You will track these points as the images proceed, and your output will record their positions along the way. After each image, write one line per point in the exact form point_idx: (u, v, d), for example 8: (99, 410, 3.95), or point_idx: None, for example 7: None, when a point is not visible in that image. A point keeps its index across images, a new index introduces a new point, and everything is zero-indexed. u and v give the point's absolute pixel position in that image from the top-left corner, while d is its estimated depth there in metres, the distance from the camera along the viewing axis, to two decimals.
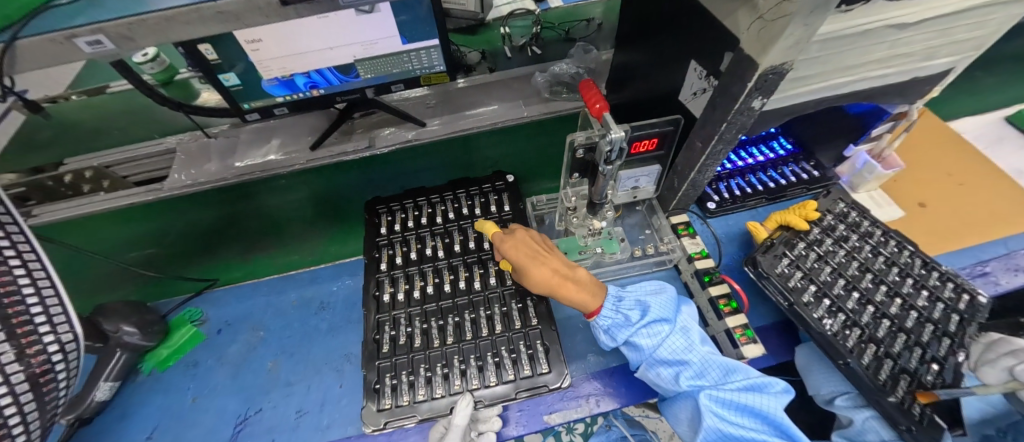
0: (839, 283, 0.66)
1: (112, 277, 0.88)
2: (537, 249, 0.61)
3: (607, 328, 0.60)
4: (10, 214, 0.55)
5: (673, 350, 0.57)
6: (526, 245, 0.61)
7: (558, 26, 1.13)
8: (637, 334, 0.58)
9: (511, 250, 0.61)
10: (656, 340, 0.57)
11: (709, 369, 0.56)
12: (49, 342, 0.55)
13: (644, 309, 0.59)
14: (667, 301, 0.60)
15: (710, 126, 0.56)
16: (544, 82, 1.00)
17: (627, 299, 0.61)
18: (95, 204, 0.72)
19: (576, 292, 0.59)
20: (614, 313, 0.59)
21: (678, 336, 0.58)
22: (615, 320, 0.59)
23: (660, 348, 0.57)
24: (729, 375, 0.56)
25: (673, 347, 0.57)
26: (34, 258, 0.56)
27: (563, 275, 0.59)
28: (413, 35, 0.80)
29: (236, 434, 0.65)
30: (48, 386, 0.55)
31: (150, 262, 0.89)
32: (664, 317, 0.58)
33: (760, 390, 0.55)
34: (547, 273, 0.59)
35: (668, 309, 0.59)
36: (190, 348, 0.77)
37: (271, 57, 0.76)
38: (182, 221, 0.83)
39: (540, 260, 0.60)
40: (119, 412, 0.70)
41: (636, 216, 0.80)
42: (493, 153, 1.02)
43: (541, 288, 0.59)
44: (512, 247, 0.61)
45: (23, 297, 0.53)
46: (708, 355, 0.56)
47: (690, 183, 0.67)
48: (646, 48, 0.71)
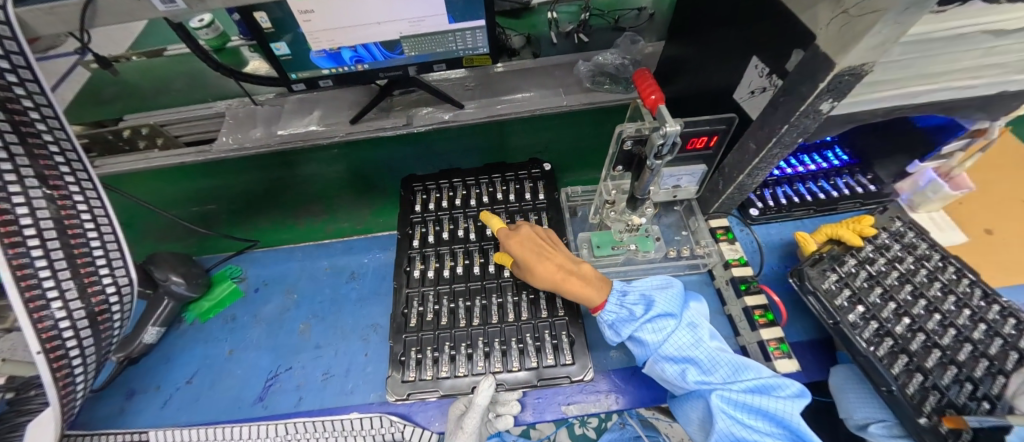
0: (890, 307, 0.62)
1: (173, 230, 0.93)
2: (542, 244, 0.63)
3: (612, 323, 0.58)
4: (82, 161, 0.58)
5: (679, 346, 0.55)
6: (531, 241, 0.63)
7: (608, 14, 1.09)
8: (642, 329, 0.56)
9: (515, 246, 0.62)
10: (661, 335, 0.55)
11: (717, 367, 0.54)
12: (107, 284, 0.59)
13: (649, 304, 0.58)
14: (673, 296, 0.58)
15: (768, 128, 0.53)
16: (587, 72, 0.98)
17: (632, 293, 0.59)
18: (149, 159, 0.78)
19: (580, 286, 0.59)
20: (618, 308, 0.58)
21: (685, 332, 0.55)
22: (619, 315, 0.58)
23: (666, 343, 0.55)
24: (739, 373, 0.53)
25: (680, 343, 0.55)
26: (100, 205, 0.59)
27: (567, 270, 0.60)
28: (460, 15, 0.80)
29: (266, 389, 0.69)
30: (103, 324, 0.60)
31: (205, 218, 0.93)
32: (670, 312, 0.56)
33: (773, 392, 0.52)
34: (550, 269, 0.60)
35: (673, 304, 0.57)
36: (229, 303, 0.80)
37: (321, 29, 0.77)
38: (239, 183, 0.87)
39: (545, 255, 0.61)
40: (163, 355, 0.75)
41: (673, 216, 0.78)
42: (530, 140, 1.01)
43: (545, 283, 0.60)
44: (516, 243, 0.62)
45: (87, 240, 0.57)
46: (717, 351, 0.54)
47: (736, 187, 0.64)
48: (702, 42, 0.68)
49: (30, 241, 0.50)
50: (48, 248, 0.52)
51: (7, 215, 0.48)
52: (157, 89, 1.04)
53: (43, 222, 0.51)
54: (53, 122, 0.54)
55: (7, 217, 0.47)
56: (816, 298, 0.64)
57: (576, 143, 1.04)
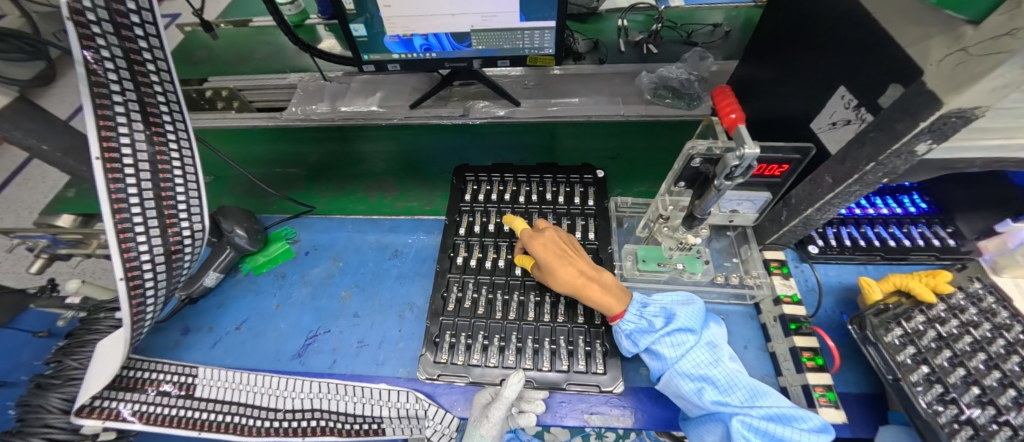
0: (959, 374, 0.56)
1: (250, 188, 0.99)
2: (564, 249, 0.63)
3: (629, 333, 0.58)
4: (182, 114, 0.64)
5: (696, 364, 0.54)
6: (555, 245, 0.63)
7: (681, 27, 1.17)
8: (661, 341, 0.56)
9: (538, 248, 0.63)
10: (680, 350, 0.55)
11: (736, 390, 0.52)
12: (184, 227, 0.65)
13: (670, 318, 0.58)
14: (694, 312, 0.58)
15: (851, 162, 0.50)
16: (649, 83, 0.99)
17: (653, 305, 0.60)
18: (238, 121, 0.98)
19: (600, 295, 0.59)
20: (638, 319, 0.58)
21: (703, 350, 0.56)
22: (638, 325, 0.58)
23: (684, 358, 0.55)
24: (757, 398, 0.52)
25: (698, 360, 0.55)
26: (190, 156, 0.65)
27: (588, 276, 0.60)
28: (532, 14, 0.82)
29: (306, 348, 0.73)
30: (176, 263, 0.65)
31: (285, 181, 1.00)
32: (690, 327, 0.57)
33: (794, 424, 0.50)
34: (572, 275, 0.60)
35: (694, 319, 0.57)
36: (281, 261, 0.85)
37: (399, 15, 0.82)
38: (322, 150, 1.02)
39: (567, 260, 0.62)
40: (217, 300, 0.81)
41: (724, 241, 0.75)
42: (583, 145, 1.01)
43: (565, 288, 0.61)
44: (540, 244, 0.63)
45: (174, 187, 0.63)
46: (736, 374, 0.53)
47: (802, 220, 0.61)
48: (777, 66, 0.66)
49: (128, 179, 0.55)
50: (143, 188, 0.57)
51: (114, 152, 0.53)
52: (241, 57, 1.15)
53: (141, 164, 0.56)
54: (165, 75, 0.60)
55: (113, 154, 0.53)
56: (877, 350, 0.61)
57: (644, 155, 0.98)
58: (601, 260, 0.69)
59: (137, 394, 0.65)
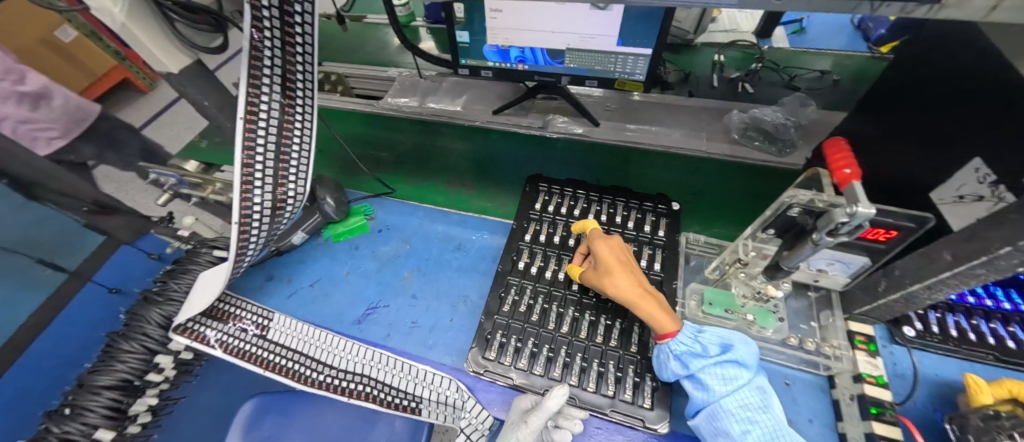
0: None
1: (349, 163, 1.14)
2: (627, 258, 0.65)
3: (679, 355, 0.55)
4: (313, 92, 0.71)
5: (745, 403, 0.51)
6: (619, 252, 0.65)
7: (784, 70, 1.15)
8: (711, 371, 0.53)
9: (603, 249, 0.65)
10: (730, 385, 0.52)
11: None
12: (291, 188, 0.74)
13: (726, 348, 0.54)
14: (753, 349, 0.55)
15: (979, 243, 0.44)
16: (739, 123, 0.97)
17: (709, 333, 0.56)
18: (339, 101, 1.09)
19: (655, 308, 0.58)
20: (692, 342, 0.55)
21: (754, 392, 0.52)
22: (691, 348, 0.55)
23: (732, 394, 0.52)
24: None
25: (746, 401, 0.51)
26: (310, 130, 0.72)
27: (645, 288, 0.60)
28: (630, 39, 0.83)
29: (365, 317, 0.79)
30: (278, 215, 0.75)
31: (378, 162, 1.12)
32: (746, 362, 0.53)
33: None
34: (631, 281, 0.60)
35: (751, 356, 0.54)
36: (357, 233, 0.93)
37: (502, 27, 0.88)
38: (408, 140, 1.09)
39: (628, 268, 0.63)
40: (299, 257, 0.90)
41: (803, 301, 0.70)
42: (657, 174, 1.00)
43: (620, 292, 0.60)
44: (606, 246, 0.65)
45: (292, 154, 0.71)
46: (784, 426, 0.49)
47: (903, 295, 0.55)
48: (897, 127, 0.61)
49: (259, 140, 0.64)
50: (267, 150, 0.66)
51: (255, 116, 0.61)
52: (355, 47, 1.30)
53: (271, 129, 0.65)
54: (308, 57, 0.66)
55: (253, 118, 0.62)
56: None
57: (720, 194, 0.96)
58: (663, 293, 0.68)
59: (221, 324, 0.74)
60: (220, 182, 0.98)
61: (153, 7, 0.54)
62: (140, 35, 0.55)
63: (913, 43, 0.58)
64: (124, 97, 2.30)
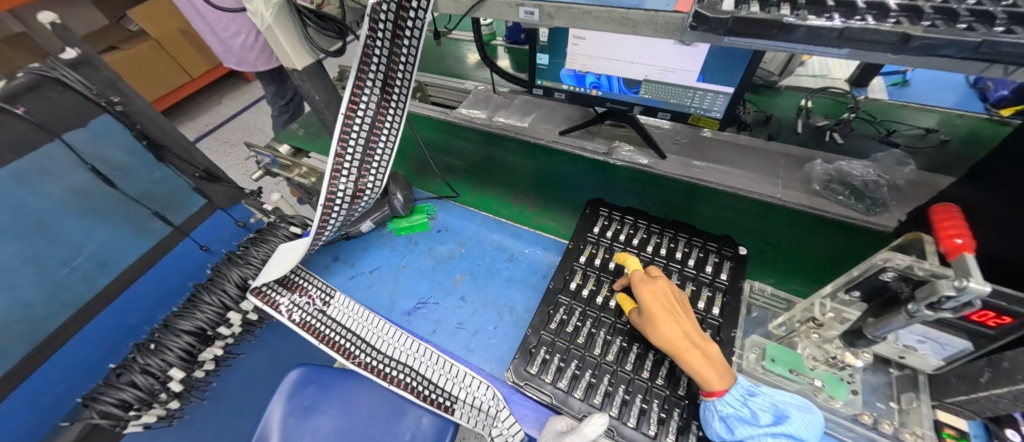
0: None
1: (420, 165, 1.20)
2: (674, 304, 0.61)
3: (725, 417, 0.52)
4: (404, 98, 0.77)
5: None
6: (664, 297, 0.62)
7: (880, 123, 1.09)
8: (762, 440, 0.50)
9: (646, 294, 0.62)
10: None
11: None
12: (371, 180, 0.81)
13: (779, 418, 0.52)
14: (812, 423, 0.51)
15: None
16: (822, 174, 0.91)
17: (761, 397, 0.54)
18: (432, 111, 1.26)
19: (702, 364, 0.55)
20: (741, 405, 0.53)
21: None
22: (738, 412, 0.52)
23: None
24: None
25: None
26: (395, 130, 0.79)
27: (692, 341, 0.57)
28: (711, 77, 0.82)
29: (415, 310, 0.83)
30: (355, 203, 0.82)
31: (449, 169, 1.18)
32: (802, 437, 0.50)
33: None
34: (675, 332, 0.58)
35: (810, 431, 0.51)
36: (418, 230, 0.99)
37: (583, 53, 0.91)
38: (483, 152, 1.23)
39: (673, 317, 0.60)
40: (364, 244, 0.97)
41: (883, 378, 0.63)
42: (722, 216, 0.96)
43: (663, 343, 0.58)
44: (649, 291, 0.63)
45: (377, 150, 0.78)
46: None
47: (1014, 393, 0.48)
48: (1018, 201, 0.55)
49: (353, 134, 0.71)
50: (357, 144, 0.73)
51: (354, 112, 0.69)
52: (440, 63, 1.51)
53: (364, 125, 0.72)
54: (407, 67, 0.73)
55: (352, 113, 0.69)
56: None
57: (792, 247, 0.88)
58: (720, 340, 0.65)
59: (290, 293, 0.84)
60: (305, 167, 1.10)
61: (290, 6, 0.64)
62: (280, 33, 0.65)
63: None
64: (233, 83, 2.65)
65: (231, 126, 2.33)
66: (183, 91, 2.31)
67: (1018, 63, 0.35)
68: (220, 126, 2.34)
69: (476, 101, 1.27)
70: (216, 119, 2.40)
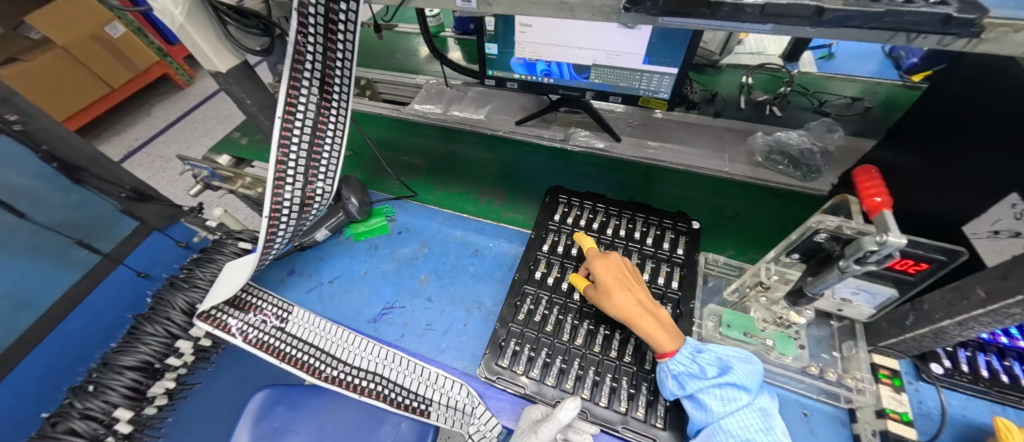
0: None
1: (376, 167, 1.15)
2: (627, 276, 0.65)
3: (677, 374, 0.56)
4: (347, 97, 0.73)
5: (746, 426, 0.51)
6: (618, 269, 0.65)
7: (812, 95, 1.16)
8: (709, 391, 0.53)
9: (601, 267, 0.65)
10: (729, 406, 0.52)
11: None
12: (319, 186, 0.76)
13: (724, 370, 0.55)
14: (753, 372, 0.54)
15: (1016, 280, 0.43)
16: (763, 145, 0.96)
17: (707, 353, 0.57)
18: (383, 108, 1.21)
19: (654, 328, 0.59)
20: (690, 362, 0.56)
21: (755, 414, 0.52)
22: (689, 369, 0.55)
23: (732, 416, 0.52)
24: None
25: (748, 422, 0.51)
26: (341, 132, 0.75)
27: (645, 308, 0.61)
28: (656, 58, 0.84)
29: (380, 316, 0.80)
30: (305, 212, 0.77)
31: (410, 168, 1.14)
32: (744, 385, 0.53)
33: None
34: (629, 300, 0.61)
35: (751, 378, 0.54)
36: (378, 233, 0.95)
37: (531, 41, 0.90)
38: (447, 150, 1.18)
39: (627, 287, 0.63)
40: (321, 254, 0.93)
41: (825, 330, 0.68)
42: (676, 193, 1.00)
43: (618, 312, 0.61)
44: (603, 265, 0.66)
45: (323, 154, 0.73)
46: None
47: (933, 331, 0.54)
48: (929, 158, 0.60)
49: (294, 139, 0.66)
50: (299, 149, 0.68)
51: (293, 115, 0.64)
52: (388, 56, 1.49)
53: (305, 129, 0.67)
54: (346, 63, 0.69)
55: (291, 116, 0.64)
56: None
57: (740, 216, 0.93)
58: (680, 312, 0.68)
59: (244, 314, 0.77)
60: (250, 177, 1.02)
61: (209, 10, 0.59)
62: (199, 39, 0.60)
63: (952, 79, 0.58)
64: (161, 91, 2.42)
65: (166, 139, 2.14)
66: (104, 102, 2.08)
67: (919, 31, 0.38)
68: (156, 138, 2.15)
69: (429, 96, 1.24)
70: (144, 132, 2.19)
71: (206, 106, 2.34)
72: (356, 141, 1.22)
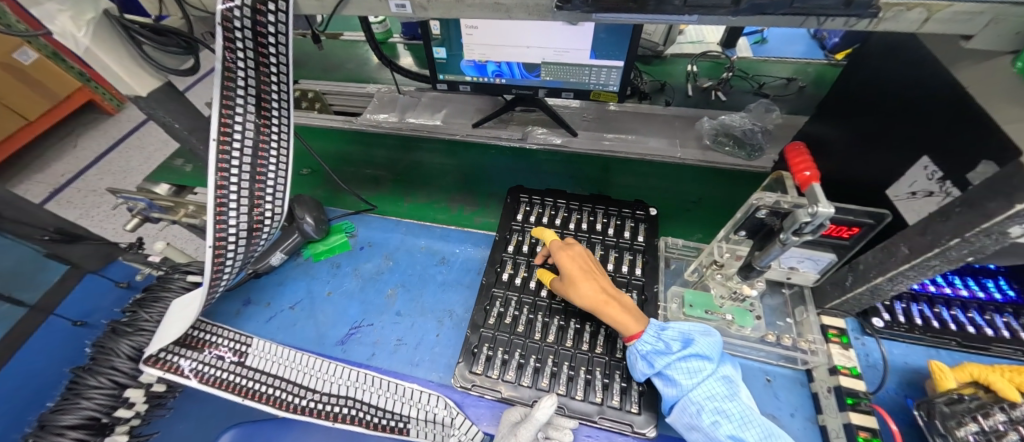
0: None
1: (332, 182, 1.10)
2: (590, 265, 0.67)
3: (645, 354, 0.57)
4: (288, 112, 0.69)
5: (711, 395, 0.52)
6: (582, 260, 0.67)
7: (752, 78, 1.23)
8: (676, 366, 0.55)
9: (566, 259, 0.67)
10: (695, 378, 0.54)
11: (750, 426, 0.50)
12: (268, 208, 0.71)
13: (687, 343, 0.57)
14: (713, 342, 0.56)
15: (933, 235, 0.47)
16: (710, 129, 1.02)
17: (670, 329, 0.58)
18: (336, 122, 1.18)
19: (619, 313, 0.61)
20: (656, 340, 0.57)
21: (718, 382, 0.54)
22: (655, 347, 0.57)
23: (698, 386, 0.53)
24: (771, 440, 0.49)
25: (712, 391, 0.53)
26: (286, 149, 0.71)
27: (609, 294, 0.63)
28: (602, 53, 0.86)
29: (349, 336, 0.77)
30: (255, 238, 0.72)
31: (374, 182, 1.10)
32: (707, 356, 0.55)
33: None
34: (593, 289, 0.63)
35: (712, 349, 0.56)
36: (339, 251, 0.92)
37: (479, 43, 0.90)
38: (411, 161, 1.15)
39: (591, 276, 0.65)
40: (278, 279, 0.88)
41: (778, 299, 0.72)
42: (634, 182, 1.03)
43: (583, 301, 0.63)
44: (568, 257, 0.67)
45: (267, 176, 0.69)
46: (750, 409, 0.52)
47: (869, 288, 0.58)
48: (853, 130, 0.65)
49: (234, 162, 0.62)
50: (241, 172, 0.64)
51: (229, 136, 0.60)
52: (336, 66, 1.44)
53: (245, 149, 0.63)
54: (282, 77, 0.66)
55: (227, 137, 0.60)
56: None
57: (695, 198, 0.97)
58: (645, 297, 0.70)
59: (196, 353, 0.70)
60: (193, 204, 0.94)
61: (120, 30, 0.56)
62: (110, 62, 0.56)
63: (865, 55, 0.63)
64: (87, 120, 2.22)
65: (97, 171, 1.96)
66: (20, 136, 1.88)
67: (826, 14, 0.41)
68: (84, 172, 1.96)
69: (382, 105, 1.21)
70: (72, 166, 1.99)
71: (141, 131, 2.17)
72: (307, 157, 1.17)
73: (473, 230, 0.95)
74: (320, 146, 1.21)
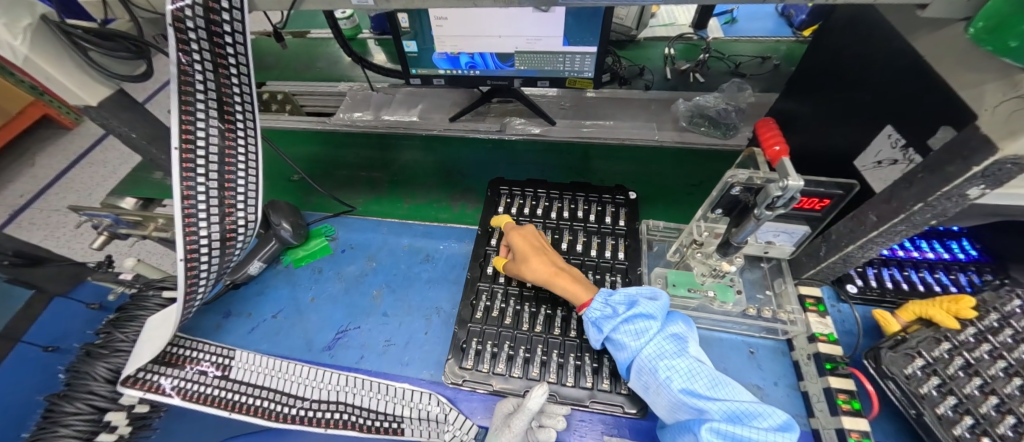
0: (992, 404, 0.52)
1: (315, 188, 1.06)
2: (540, 243, 0.70)
3: (595, 320, 0.59)
4: (252, 114, 0.67)
5: (660, 352, 0.54)
6: (531, 238, 0.70)
7: (728, 59, 1.24)
8: (622, 329, 0.57)
9: (517, 239, 0.69)
10: (642, 338, 0.55)
11: (698, 377, 0.50)
12: (241, 217, 0.69)
13: (632, 305, 0.58)
14: (659, 305, 0.57)
15: (898, 201, 0.49)
16: (685, 111, 1.04)
17: (617, 294, 0.60)
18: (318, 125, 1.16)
19: (569, 284, 0.64)
20: (603, 306, 0.59)
21: (666, 340, 0.55)
22: (603, 312, 0.59)
23: (646, 346, 0.55)
24: (720, 388, 0.50)
25: (662, 349, 0.54)
26: (254, 153, 0.68)
27: (558, 267, 0.66)
28: (575, 39, 0.85)
29: (335, 341, 0.76)
30: (230, 249, 0.70)
31: (370, 184, 1.06)
32: (653, 315, 0.56)
33: (753, 422, 0.46)
34: (544, 263, 0.66)
35: (657, 309, 0.56)
36: (320, 255, 0.90)
37: (449, 34, 0.88)
38: (405, 160, 1.11)
39: (540, 252, 0.68)
40: (258, 288, 0.85)
41: (757, 272, 0.74)
42: (615, 168, 1.03)
43: (537, 275, 0.65)
44: (517, 236, 0.70)
45: (236, 186, 0.66)
46: (699, 361, 0.52)
47: (842, 256, 0.60)
48: (820, 103, 0.67)
49: (199, 170, 0.59)
50: (208, 182, 0.61)
51: (192, 143, 0.57)
52: (306, 65, 1.40)
53: (211, 156, 0.60)
54: (244, 79, 0.63)
55: (190, 145, 0.57)
56: (896, 384, 0.57)
57: (676, 180, 0.98)
58: (629, 280, 0.71)
59: (176, 370, 0.67)
60: (162, 217, 0.90)
61: (62, 36, 0.52)
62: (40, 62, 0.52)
63: (830, 29, 0.65)
64: (44, 135, 2.10)
65: (58, 189, 1.86)
66: None
67: None
68: (44, 191, 1.86)
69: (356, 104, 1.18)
70: (32, 186, 1.89)
71: (104, 145, 2.07)
72: (282, 165, 1.12)
73: (457, 226, 0.94)
74: (297, 151, 1.16)
